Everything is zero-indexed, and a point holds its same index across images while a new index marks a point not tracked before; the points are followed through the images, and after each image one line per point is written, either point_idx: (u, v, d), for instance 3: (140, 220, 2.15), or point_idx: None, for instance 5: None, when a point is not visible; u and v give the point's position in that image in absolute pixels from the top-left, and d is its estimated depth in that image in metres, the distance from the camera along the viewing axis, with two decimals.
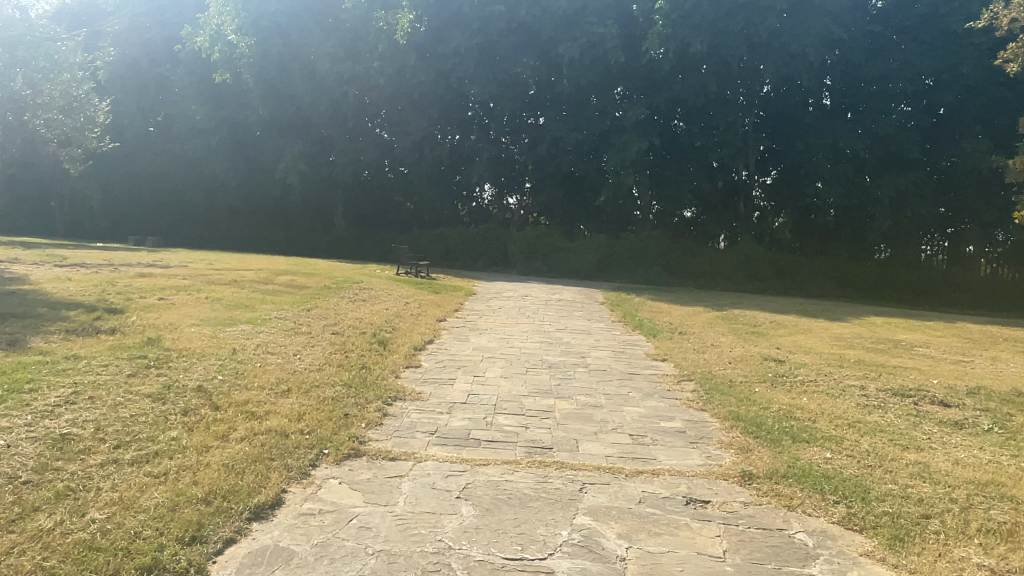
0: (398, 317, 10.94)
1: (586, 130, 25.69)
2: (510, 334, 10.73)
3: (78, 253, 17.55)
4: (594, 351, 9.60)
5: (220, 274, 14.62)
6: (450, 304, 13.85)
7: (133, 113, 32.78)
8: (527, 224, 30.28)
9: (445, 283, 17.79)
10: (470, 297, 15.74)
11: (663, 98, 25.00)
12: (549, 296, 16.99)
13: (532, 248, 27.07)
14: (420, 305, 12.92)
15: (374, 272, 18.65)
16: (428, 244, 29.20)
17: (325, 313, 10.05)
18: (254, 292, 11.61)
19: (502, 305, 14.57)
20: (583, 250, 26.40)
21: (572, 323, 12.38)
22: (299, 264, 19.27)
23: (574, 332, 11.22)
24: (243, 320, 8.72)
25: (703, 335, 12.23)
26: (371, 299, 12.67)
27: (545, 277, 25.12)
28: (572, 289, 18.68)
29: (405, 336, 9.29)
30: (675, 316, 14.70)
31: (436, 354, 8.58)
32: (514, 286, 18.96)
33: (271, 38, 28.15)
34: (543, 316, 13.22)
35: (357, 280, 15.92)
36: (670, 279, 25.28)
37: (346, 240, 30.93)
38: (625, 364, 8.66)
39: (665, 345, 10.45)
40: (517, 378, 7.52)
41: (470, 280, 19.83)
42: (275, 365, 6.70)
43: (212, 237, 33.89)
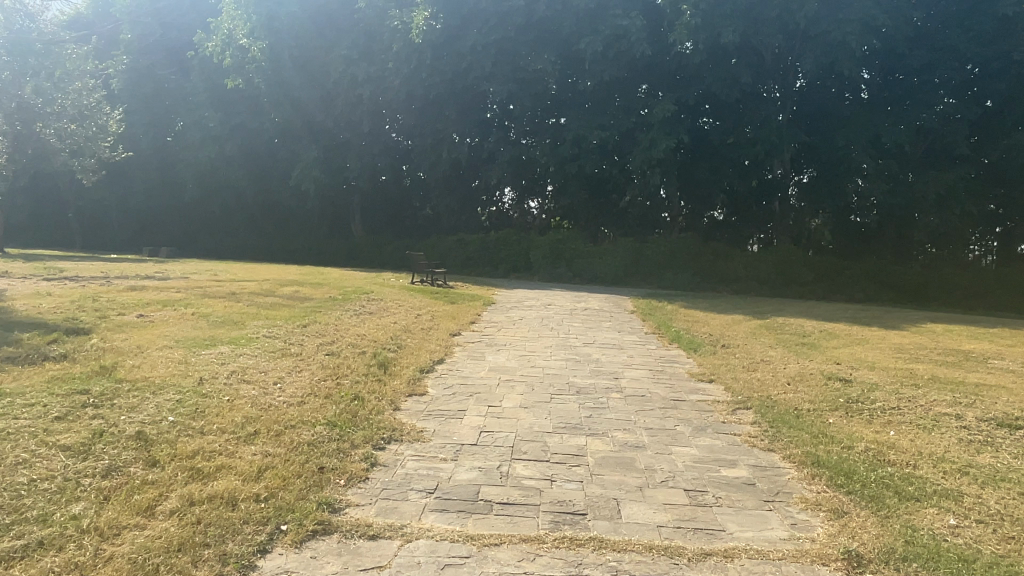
0: (406, 332, 9.77)
1: (610, 128, 24.38)
2: (531, 350, 9.49)
3: (77, 265, 16.66)
4: (628, 370, 8.31)
5: (220, 286, 13.56)
6: (466, 315, 12.67)
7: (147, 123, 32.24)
8: (549, 228, 29.03)
9: (464, 292, 16.61)
10: (488, 307, 14.56)
11: (692, 93, 23.67)
12: (574, 305, 15.74)
13: (556, 254, 25.91)
14: (432, 317, 11.74)
15: (388, 281, 17.54)
16: (447, 250, 28.06)
17: (323, 330, 8.91)
18: (248, 306, 10.54)
19: (523, 316, 13.34)
20: (609, 255, 25.12)
21: (600, 336, 11.09)
22: (309, 274, 18.23)
23: (604, 347, 9.94)
24: (224, 341, 7.60)
25: (749, 348, 10.87)
26: (379, 311, 11.52)
27: (568, 284, 23.89)
28: (598, 297, 17.41)
29: (411, 357, 8.09)
30: (713, 326, 13.35)
31: (445, 378, 7.40)
32: (537, 295, 17.72)
33: (283, 41, 27.34)
34: (569, 328, 11.97)
35: (367, 290, 14.80)
36: (701, 285, 23.95)
37: (363, 248, 29.95)
38: (667, 387, 7.38)
39: (708, 361, 9.15)
40: (539, 409, 6.28)
41: (490, 288, 18.62)
42: (247, 399, 5.54)
43: (228, 247, 33.15)
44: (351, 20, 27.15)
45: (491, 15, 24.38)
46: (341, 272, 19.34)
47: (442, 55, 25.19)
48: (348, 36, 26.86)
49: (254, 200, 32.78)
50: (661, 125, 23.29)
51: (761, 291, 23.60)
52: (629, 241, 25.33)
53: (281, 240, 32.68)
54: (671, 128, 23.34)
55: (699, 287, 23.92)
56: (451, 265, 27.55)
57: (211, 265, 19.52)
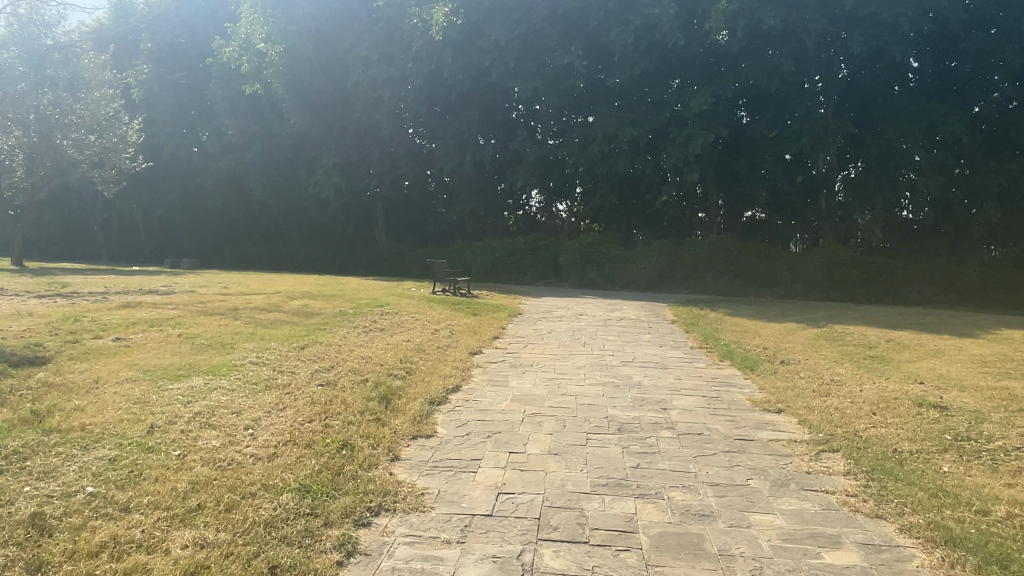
0: (418, 352, 8.58)
1: (643, 124, 23.01)
2: (561, 372, 8.24)
3: (82, 279, 15.83)
4: (676, 398, 7.01)
5: (223, 300, 12.56)
6: (490, 329, 11.48)
7: (168, 132, 31.77)
8: (578, 232, 27.78)
9: (488, 301, 15.43)
10: (513, 319, 13.34)
11: (729, 85, 22.23)
12: (608, 314, 14.46)
13: (587, 258, 24.72)
14: (450, 333, 10.53)
15: (408, 290, 16.45)
16: (472, 256, 26.97)
17: (322, 353, 7.74)
18: (246, 324, 9.46)
19: (551, 329, 12.09)
20: (643, 257, 23.86)
21: (640, 352, 9.78)
22: (325, 285, 17.21)
23: (645, 367, 8.65)
24: (201, 370, 6.49)
25: (813, 364, 9.53)
26: (391, 327, 10.34)
27: (600, 290, 22.72)
28: (634, 305, 16.10)
29: (421, 385, 6.88)
30: (764, 338, 11.94)
31: (460, 411, 6.20)
32: (567, 303, 16.50)
33: (301, 44, 26.48)
34: (603, 343, 10.68)
35: (383, 301, 13.70)
36: (742, 289, 22.65)
37: (387, 256, 28.98)
38: (727, 423, 6.08)
39: (770, 384, 7.85)
40: (572, 456, 5.03)
41: (517, 297, 17.45)
42: (202, 454, 4.38)
43: (252, 256, 32.50)
44: (370, 21, 26.25)
45: (514, 9, 23.26)
46: (360, 282, 18.41)
47: (464, 53, 24.15)
48: (368, 36, 25.87)
49: (277, 209, 32.06)
50: (697, 119, 21.90)
51: (808, 295, 22.17)
52: (664, 243, 24.01)
53: (305, 248, 31.92)
54: (709, 122, 21.92)
55: (740, 290, 22.56)
56: (478, 272, 26.43)
57: (226, 276, 18.76)
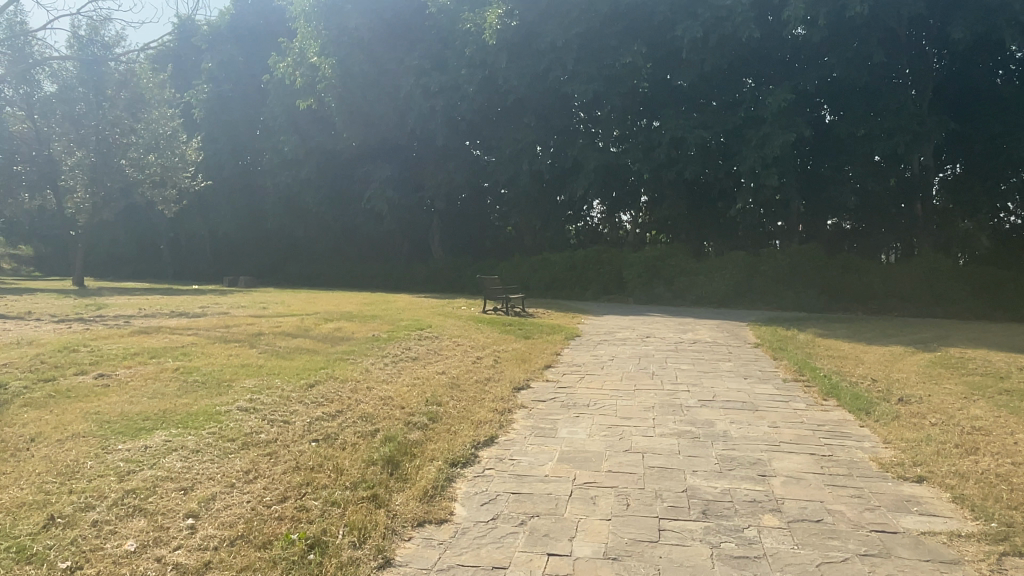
0: (449, 391, 7.12)
1: (713, 125, 21.19)
2: (624, 415, 6.70)
3: (119, 300, 15.12)
4: (777, 459, 5.36)
5: (251, 323, 11.48)
6: (543, 356, 10.02)
7: (227, 150, 31.63)
8: (644, 244, 26.05)
9: (544, 321, 14.00)
10: (570, 343, 11.81)
11: (811, 79, 20.22)
12: (679, 337, 12.78)
13: (654, 272, 23.05)
14: (495, 362, 9.08)
15: (456, 309, 15.15)
16: (530, 271, 25.64)
17: (331, 395, 6.36)
18: (260, 354, 8.27)
19: (613, 356, 10.51)
20: (716, 271, 22.09)
21: (720, 388, 8.11)
22: (371, 304, 16.10)
23: (729, 410, 7.01)
24: (174, 420, 5.25)
25: (941, 403, 7.72)
26: (426, 355, 8.95)
27: (669, 307, 21.04)
28: (708, 326, 14.34)
29: (444, 440, 5.43)
30: (869, 367, 10.07)
31: (491, 478, 4.75)
32: (632, 323, 14.90)
33: (354, 55, 25.53)
34: (674, 374, 9.06)
35: (427, 322, 12.41)
36: (827, 305, 20.64)
37: (444, 272, 27.95)
38: (855, 504, 4.41)
39: (896, 433, 6.13)
40: (638, 565, 3.49)
41: (577, 315, 15.91)
42: (100, 571, 3.13)
43: (310, 273, 32.06)
44: (424, 29, 25.36)
45: (573, 7, 21.94)
46: (409, 301, 17.28)
47: (520, 56, 22.93)
48: (422, 45, 24.88)
49: (334, 225, 31.46)
50: (775, 119, 19.97)
51: (904, 310, 20.04)
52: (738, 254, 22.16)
53: (362, 265, 31.22)
54: (789, 121, 19.95)
55: (826, 306, 20.54)
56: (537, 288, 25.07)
57: (273, 296, 18.00)
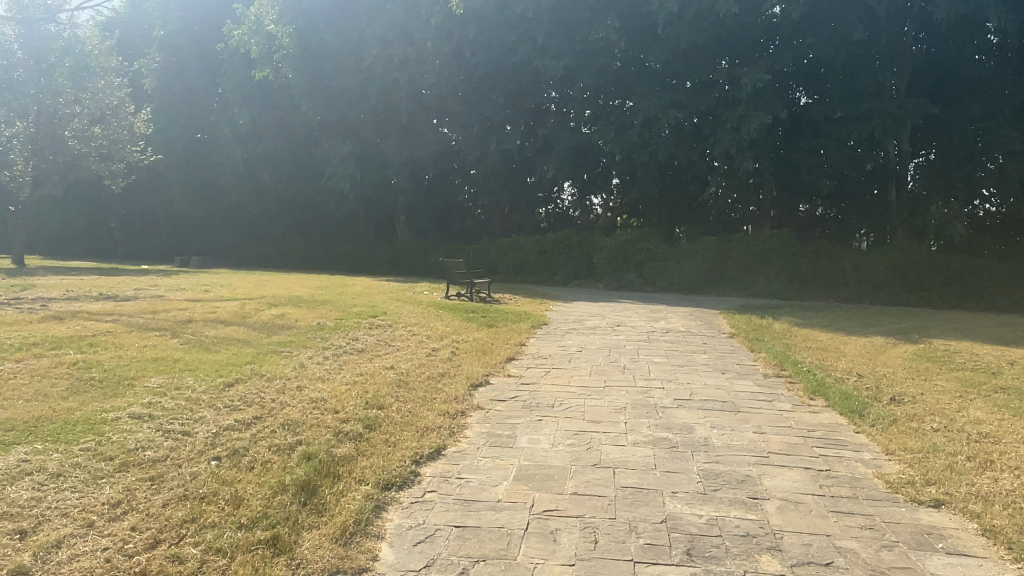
0: (394, 390, 6.22)
1: (688, 105, 20.44)
2: (591, 419, 5.88)
3: (46, 281, 13.90)
4: (769, 476, 4.58)
5: (185, 308, 10.45)
6: (505, 346, 9.20)
7: (181, 124, 30.09)
8: (614, 228, 25.32)
9: (509, 308, 13.18)
10: (535, 332, 11.01)
11: (789, 59, 19.55)
12: (652, 325, 12.04)
13: (624, 257, 22.36)
14: (451, 354, 8.19)
15: (415, 295, 14.24)
16: (497, 254, 24.75)
17: (251, 397, 5.43)
18: (182, 344, 7.29)
19: (582, 347, 9.72)
20: (688, 256, 21.47)
21: (697, 386, 7.34)
22: (326, 288, 15.10)
23: (710, 412, 6.23)
24: (44, 433, 4.29)
25: (937, 403, 7.08)
26: (373, 347, 8.02)
27: (639, 293, 20.36)
28: (681, 314, 13.66)
29: (378, 454, 4.56)
30: (853, 361, 9.41)
31: (430, 506, 3.90)
32: (602, 310, 14.15)
33: (314, 25, 24.46)
34: (648, 368, 8.26)
35: (383, 308, 11.51)
36: (800, 293, 20.18)
37: (409, 254, 26.95)
38: (868, 539, 3.65)
39: (899, 442, 5.43)
40: None
41: (544, 302, 15.12)
42: None
43: (268, 254, 30.76)
44: None
45: None
46: (368, 284, 16.33)
47: (489, 29, 21.92)
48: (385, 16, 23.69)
49: (294, 204, 30.14)
50: (751, 100, 19.28)
51: (877, 298, 19.68)
52: (711, 240, 21.57)
53: (323, 246, 30.02)
54: (765, 102, 19.28)
55: (799, 294, 20.09)
56: (504, 273, 24.24)
57: (220, 278, 16.89)
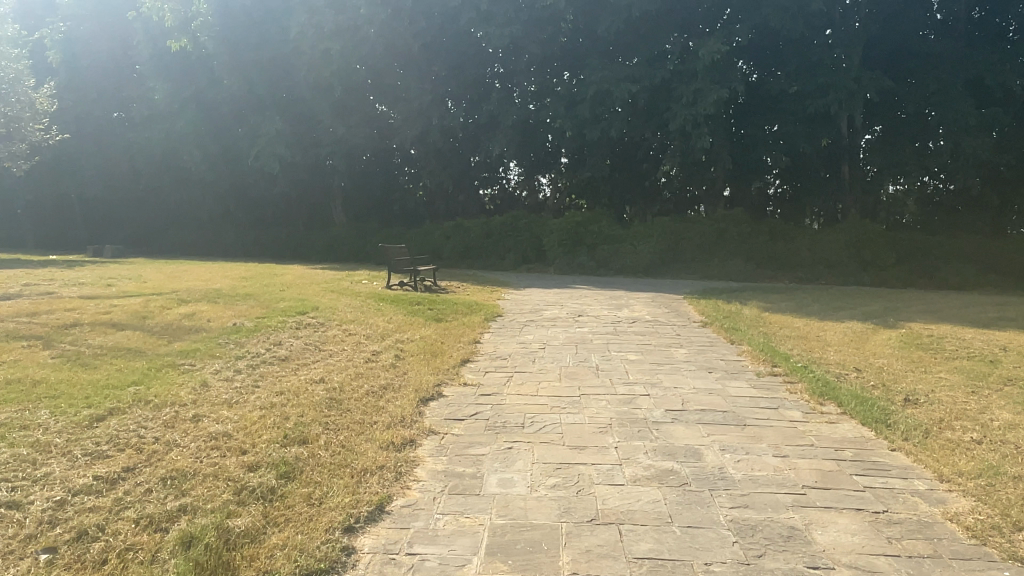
0: (321, 414, 4.91)
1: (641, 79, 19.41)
2: (572, 446, 4.71)
3: None
4: (820, 528, 3.50)
5: (74, 308, 8.81)
6: (457, 346, 7.95)
7: (89, 100, 27.46)
8: (563, 210, 24.27)
9: (459, 298, 11.94)
10: (490, 326, 9.80)
11: (744, 29, 18.73)
12: (616, 315, 10.99)
13: (576, 239, 21.27)
14: (394, 360, 6.89)
15: (353, 286, 12.82)
16: (441, 238, 23.37)
17: (122, 438, 4.09)
18: (50, 360, 5.78)
19: (544, 343, 8.56)
20: (642, 238, 20.55)
21: (687, 391, 6.26)
22: (251, 279, 13.53)
23: (712, 430, 5.15)
24: None
25: (958, 404, 6.19)
26: (299, 354, 6.65)
27: (592, 278, 19.37)
28: (643, 301, 12.67)
29: (295, 524, 3.29)
30: (842, 352, 8.52)
31: None
32: (558, 297, 13.04)
33: None
34: (624, 368, 7.15)
35: (315, 302, 10.10)
36: (756, 274, 19.58)
37: (347, 239, 25.30)
38: None
39: (951, 464, 4.44)
40: None
41: (494, 290, 13.92)
42: None
43: (194, 241, 28.58)
44: None
45: None
46: (300, 275, 14.81)
47: None
48: None
49: (219, 188, 27.97)
50: (707, 72, 18.38)
51: (832, 278, 19.23)
52: (664, 220, 20.72)
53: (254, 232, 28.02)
54: (721, 76, 18.43)
55: (754, 275, 19.46)
56: (449, 259, 22.89)
57: (130, 270, 15.06)
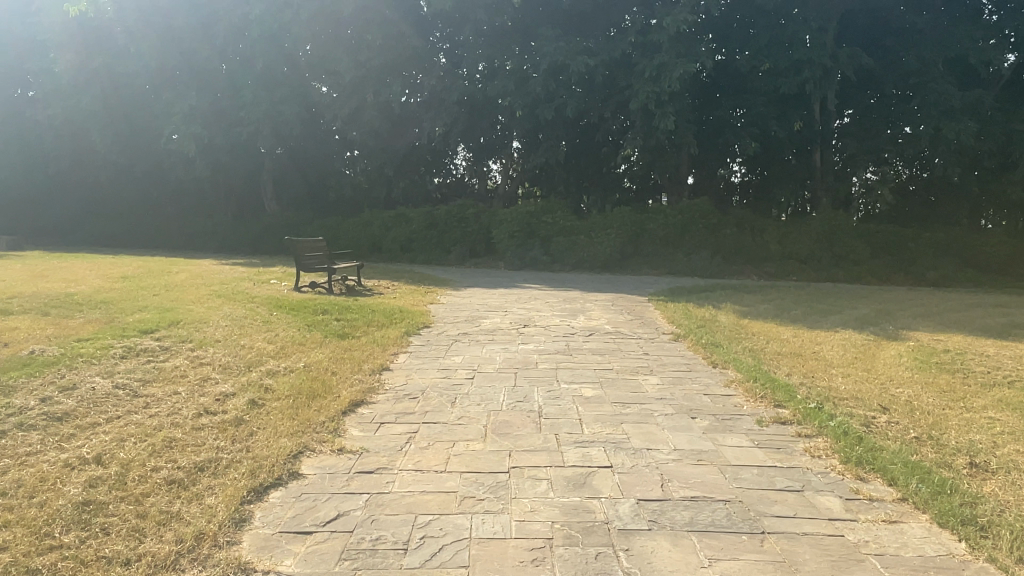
0: (33, 555, 2.83)
1: (600, 52, 17.45)
2: None
3: None
4: None
5: None
6: (353, 379, 5.87)
7: None
8: (515, 199, 22.26)
9: (379, 305, 9.83)
10: (409, 342, 7.73)
11: None
12: (570, 325, 9.02)
13: (527, 231, 19.21)
14: (242, 410, 4.74)
15: (253, 288, 10.59)
16: (379, 229, 21.13)
17: None
18: None
19: (473, 370, 6.52)
20: (600, 229, 18.61)
21: (667, 459, 4.24)
22: (131, 280, 11.16)
23: (714, 550, 3.16)
24: None
25: None
26: (92, 408, 4.49)
27: (546, 274, 17.37)
28: (601, 305, 10.74)
29: None
30: (853, 379, 6.65)
31: None
32: (503, 301, 11.02)
33: None
34: (575, 415, 5.14)
35: (185, 313, 7.87)
36: (723, 270, 17.89)
37: (277, 230, 22.89)
38: None
39: None
40: None
41: (427, 292, 11.82)
42: None
43: (111, 233, 25.81)
44: None
45: None
46: (198, 275, 12.53)
47: None
48: None
49: (136, 173, 25.22)
50: (673, 44, 16.51)
51: (804, 273, 17.68)
52: (624, 209, 18.84)
53: (178, 224, 25.38)
54: (688, 49, 16.60)
55: (721, 271, 17.75)
56: (389, 252, 20.73)
57: None
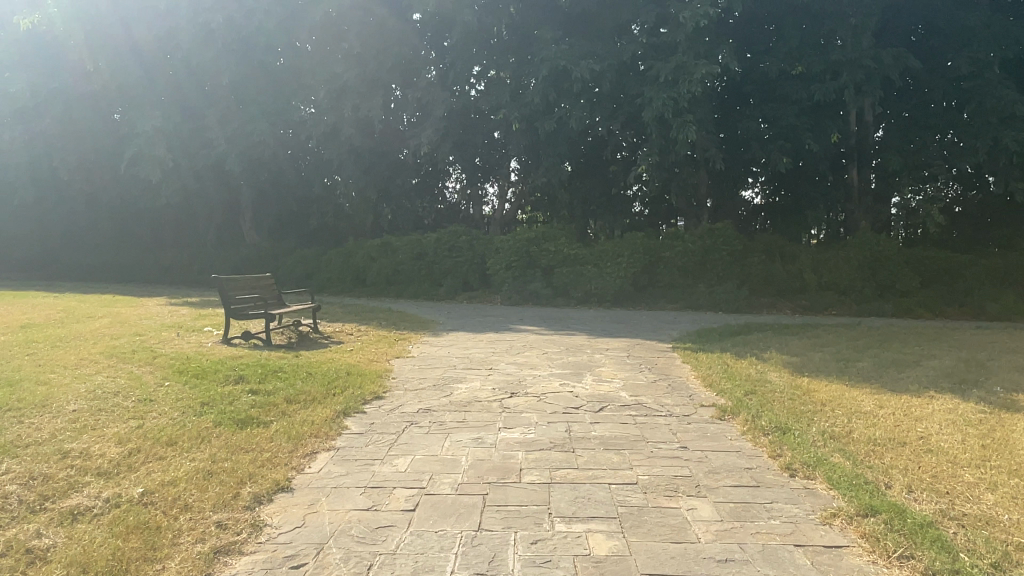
0: None
1: (605, 56, 15.31)
2: None
3: None
4: None
5: None
6: (205, 521, 3.55)
7: None
8: (514, 224, 20.07)
9: (323, 363, 7.54)
10: (339, 428, 5.40)
11: None
12: (572, 393, 6.68)
13: (526, 261, 16.92)
14: None
15: (171, 341, 8.32)
16: (363, 259, 18.92)
17: None
18: None
19: (415, 488, 4.19)
20: (609, 257, 16.30)
21: None
22: (26, 332, 8.93)
23: None
24: None
25: None
26: None
27: (547, 311, 15.09)
28: (613, 359, 8.38)
29: None
30: (1010, 498, 4.24)
31: None
32: (488, 354, 8.69)
33: None
34: None
35: (28, 389, 5.57)
36: (751, 304, 15.54)
37: (253, 262, 20.75)
38: None
39: None
40: None
41: (397, 341, 9.51)
42: None
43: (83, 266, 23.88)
44: None
45: None
46: (123, 321, 10.30)
47: None
48: None
49: (106, 201, 23.30)
50: (690, 44, 14.36)
51: (846, 307, 15.28)
52: (637, 235, 16.56)
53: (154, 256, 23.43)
54: (706, 50, 14.47)
55: (750, 305, 15.41)
56: (373, 285, 18.53)
57: None
